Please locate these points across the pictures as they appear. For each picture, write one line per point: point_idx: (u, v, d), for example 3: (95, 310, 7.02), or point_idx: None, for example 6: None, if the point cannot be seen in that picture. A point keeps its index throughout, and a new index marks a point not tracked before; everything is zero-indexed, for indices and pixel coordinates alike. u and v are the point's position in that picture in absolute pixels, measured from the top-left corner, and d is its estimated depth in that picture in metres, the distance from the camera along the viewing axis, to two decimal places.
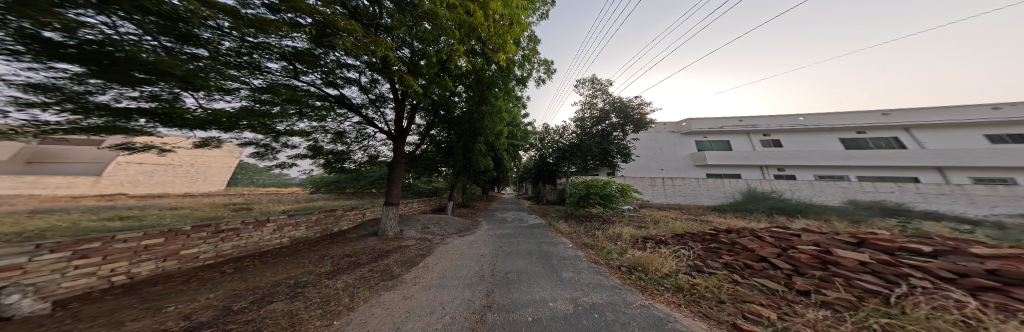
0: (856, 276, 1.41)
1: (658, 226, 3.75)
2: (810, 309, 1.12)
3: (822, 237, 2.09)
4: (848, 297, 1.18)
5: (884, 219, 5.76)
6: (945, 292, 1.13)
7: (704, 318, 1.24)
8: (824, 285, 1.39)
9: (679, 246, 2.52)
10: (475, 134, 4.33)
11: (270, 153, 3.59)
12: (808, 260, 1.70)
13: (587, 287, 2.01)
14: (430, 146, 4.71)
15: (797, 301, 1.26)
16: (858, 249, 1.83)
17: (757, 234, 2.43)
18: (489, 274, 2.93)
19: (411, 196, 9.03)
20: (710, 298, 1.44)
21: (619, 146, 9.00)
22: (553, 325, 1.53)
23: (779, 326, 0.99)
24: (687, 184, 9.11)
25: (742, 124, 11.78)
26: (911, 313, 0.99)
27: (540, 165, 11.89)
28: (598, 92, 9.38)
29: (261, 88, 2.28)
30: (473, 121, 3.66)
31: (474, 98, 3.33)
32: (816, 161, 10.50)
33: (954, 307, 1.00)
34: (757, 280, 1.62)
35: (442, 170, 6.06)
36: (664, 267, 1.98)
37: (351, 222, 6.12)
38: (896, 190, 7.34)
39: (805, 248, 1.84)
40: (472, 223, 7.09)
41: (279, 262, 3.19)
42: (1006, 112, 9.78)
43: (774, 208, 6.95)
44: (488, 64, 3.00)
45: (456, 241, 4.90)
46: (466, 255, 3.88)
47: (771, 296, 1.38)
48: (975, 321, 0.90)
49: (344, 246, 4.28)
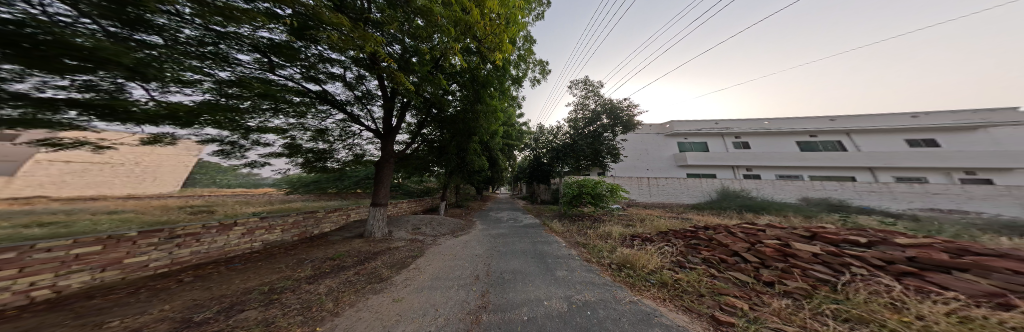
0: (807, 266, 1.65)
1: (645, 224, 3.99)
2: (775, 299, 1.28)
3: (783, 232, 2.36)
4: (805, 286, 1.37)
5: (829, 214, 6.64)
6: (877, 278, 1.35)
7: (687, 311, 1.36)
8: (785, 276, 1.59)
9: (663, 243, 2.70)
10: (470, 134, 4.24)
11: (239, 151, 3.24)
12: (772, 253, 1.93)
13: (580, 285, 2.11)
14: (422, 146, 4.55)
15: (765, 292, 1.43)
16: (811, 242, 2.10)
17: (731, 230, 2.68)
18: (484, 274, 2.95)
19: (400, 196, 8.70)
20: (691, 292, 1.59)
21: (610, 146, 9.33)
22: (548, 324, 1.59)
23: (751, 316, 1.13)
24: (669, 183, 9.74)
25: (717, 127, 12.82)
26: (854, 299, 1.17)
27: (534, 165, 12.03)
28: (590, 93, 9.61)
29: (228, 82, 2.05)
30: (467, 121, 3.61)
31: (468, 97, 3.25)
32: (778, 161, 11.72)
33: (884, 291, 1.20)
34: (730, 273, 1.81)
35: (433, 169, 5.90)
36: (650, 264, 2.12)
37: (334, 224, 5.77)
38: (838, 187, 8.47)
39: (770, 243, 2.07)
40: (465, 223, 7.01)
41: (251, 268, 2.93)
42: (924, 120, 11.55)
43: (743, 205, 7.69)
44: (484, 63, 2.92)
45: (448, 241, 4.83)
46: (460, 256, 3.86)
47: (743, 288, 1.55)
48: (898, 303, 1.09)
49: (327, 250, 4.05)
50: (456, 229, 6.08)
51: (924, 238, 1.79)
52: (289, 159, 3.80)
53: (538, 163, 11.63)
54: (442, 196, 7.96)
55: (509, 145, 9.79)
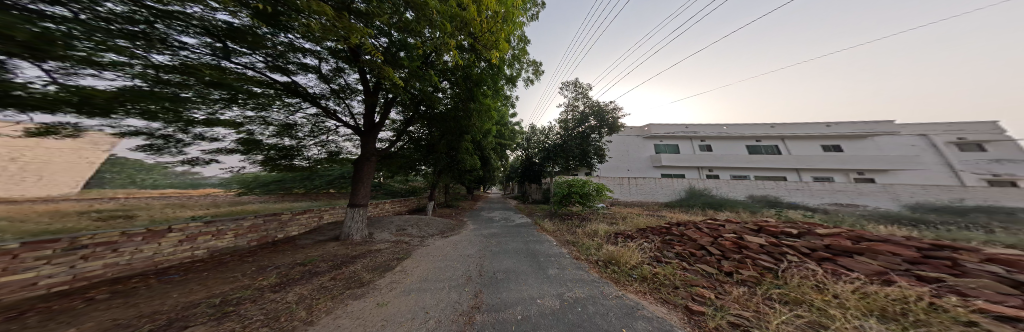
0: (751, 256, 2.03)
1: (627, 221, 4.36)
2: (735, 288, 1.57)
3: (738, 226, 2.78)
4: (756, 275, 1.68)
5: (768, 209, 7.94)
6: (805, 264, 1.71)
7: (665, 303, 1.57)
8: (741, 265, 1.92)
9: (643, 239, 3.00)
10: (462, 132, 4.13)
11: (175, 147, 2.70)
12: (730, 245, 2.29)
13: (570, 282, 2.25)
14: (407, 144, 4.34)
15: (727, 281, 1.72)
16: (758, 234, 2.52)
17: (698, 225, 3.07)
18: (476, 274, 2.97)
19: (382, 195, 8.16)
20: (668, 284, 1.83)
21: (597, 147, 9.83)
22: (541, 321, 1.70)
23: (717, 305, 1.42)
24: (646, 183, 10.67)
25: (686, 130, 14.37)
26: (789, 283, 1.51)
27: (526, 164, 12.52)
28: (579, 95, 9.94)
29: (165, 66, 1.83)
30: (459, 120, 3.53)
31: (459, 95, 3.14)
32: (732, 162, 13.57)
33: (812, 275, 1.55)
34: (698, 265, 2.10)
35: (420, 167, 5.65)
36: (632, 260, 2.35)
37: (302, 226, 5.21)
38: (775, 185, 10.14)
39: (729, 236, 2.44)
40: (454, 223, 6.83)
41: (195, 280, 2.47)
42: (835, 129, 14.31)
43: (705, 203, 8.79)
44: (477, 61, 2.81)
45: (437, 242, 4.71)
46: (451, 256, 3.81)
47: (710, 279, 1.83)
48: (822, 285, 1.44)
49: (296, 254, 3.67)
50: (445, 229, 5.94)
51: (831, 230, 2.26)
52: (245, 157, 3.30)
53: (531, 163, 12.08)
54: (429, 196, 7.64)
55: (501, 144, 9.76)
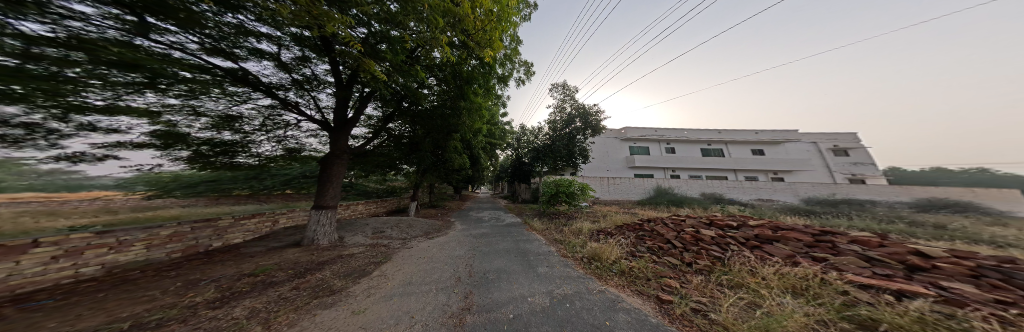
0: (715, 255, 2.46)
1: (607, 219, 4.80)
2: (694, 276, 2.14)
3: (695, 222, 3.34)
4: (708, 265, 2.28)
5: (716, 206, 9.47)
6: (739, 254, 2.40)
7: (640, 295, 1.97)
8: (697, 255, 2.50)
9: (620, 236, 3.36)
10: (451, 130, 4.35)
11: (46, 141, 1.97)
12: (690, 238, 2.87)
13: (560, 280, 2.43)
14: (386, 141, 4.36)
15: (688, 271, 2.26)
16: (709, 228, 3.08)
17: (664, 221, 3.60)
18: (466, 275, 2.98)
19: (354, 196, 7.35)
20: (643, 277, 2.21)
21: (583, 148, 10.40)
22: (533, 320, 1.81)
23: (681, 293, 1.91)
24: (623, 182, 11.74)
25: (655, 134, 16.30)
26: (731, 270, 2.16)
27: (516, 164, 13.06)
28: (568, 97, 10.35)
29: (47, 39, 1.48)
30: (446, 117, 3.74)
31: (446, 91, 3.28)
32: (689, 163, 15.76)
33: (748, 264, 2.20)
34: (667, 258, 2.57)
35: (401, 164, 5.73)
36: (612, 255, 2.66)
37: (248, 233, 4.53)
38: (721, 183, 12.11)
39: (689, 231, 3.02)
40: (438, 224, 6.57)
41: (90, 302, 1.86)
42: (761, 137, 17.72)
43: (669, 202, 10.08)
44: (468, 59, 2.94)
45: (420, 244, 4.50)
46: (438, 257, 3.75)
47: (676, 270, 2.32)
48: (752, 268, 2.15)
49: (244, 264, 3.12)
50: (430, 231, 5.71)
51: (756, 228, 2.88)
52: (165, 153, 2.99)
53: (520, 163, 12.67)
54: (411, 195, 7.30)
55: (491, 143, 9.88)
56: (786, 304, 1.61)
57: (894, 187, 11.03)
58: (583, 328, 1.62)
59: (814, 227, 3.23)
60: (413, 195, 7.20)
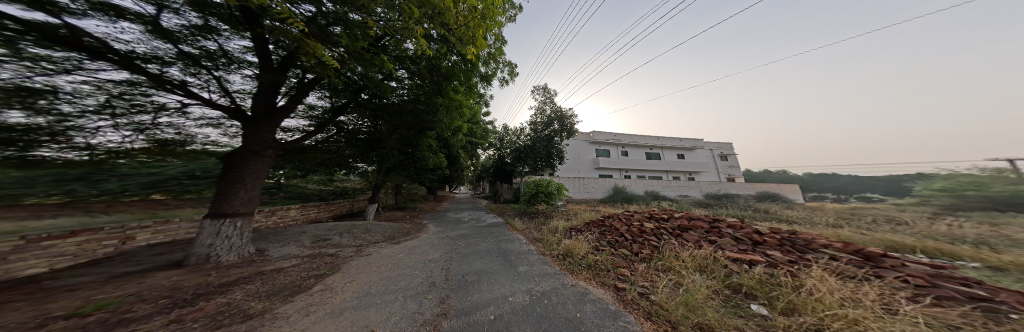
0: (655, 245, 3.20)
1: (578, 216, 5.45)
2: (638, 264, 2.74)
3: (638, 217, 4.29)
4: (648, 254, 2.96)
5: (654, 201, 11.89)
6: (669, 244, 3.18)
7: (601, 285, 2.38)
8: (642, 246, 3.21)
9: (588, 232, 3.95)
10: (425, 128, 5.31)
11: None
12: (636, 231, 3.67)
13: (538, 277, 2.69)
14: (340, 131, 4.71)
15: (636, 260, 2.86)
16: (645, 222, 4.03)
17: (619, 218, 4.41)
18: (442, 280, 2.86)
19: (284, 199, 5.73)
20: (605, 269, 2.67)
21: (560, 150, 11.27)
22: (513, 318, 1.93)
23: (629, 280, 2.42)
24: (589, 183, 13.38)
25: (613, 138, 19.25)
26: (664, 256, 2.89)
27: (499, 164, 14.11)
28: (548, 100, 11.13)
29: None
30: (414, 115, 4.72)
31: (416, 95, 4.34)
32: (637, 164, 19.03)
33: (676, 250, 2.97)
34: (620, 249, 3.18)
35: (356, 162, 5.78)
36: (581, 252, 3.08)
37: (59, 255, 2.80)
38: (661, 183, 15.02)
39: (636, 226, 3.86)
40: (406, 228, 6.01)
41: None
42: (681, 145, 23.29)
43: (623, 200, 12.11)
44: (447, 58, 3.71)
45: (382, 250, 3.98)
46: (406, 262, 3.45)
47: (626, 260, 2.88)
48: (675, 255, 2.89)
49: (56, 298, 1.89)
50: (397, 235, 5.15)
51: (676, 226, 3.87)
52: None
53: (503, 163, 13.84)
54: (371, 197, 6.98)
55: (472, 142, 11.40)
56: (695, 281, 2.28)
57: (750, 185, 16.32)
58: (560, 323, 1.79)
59: (706, 216, 4.63)
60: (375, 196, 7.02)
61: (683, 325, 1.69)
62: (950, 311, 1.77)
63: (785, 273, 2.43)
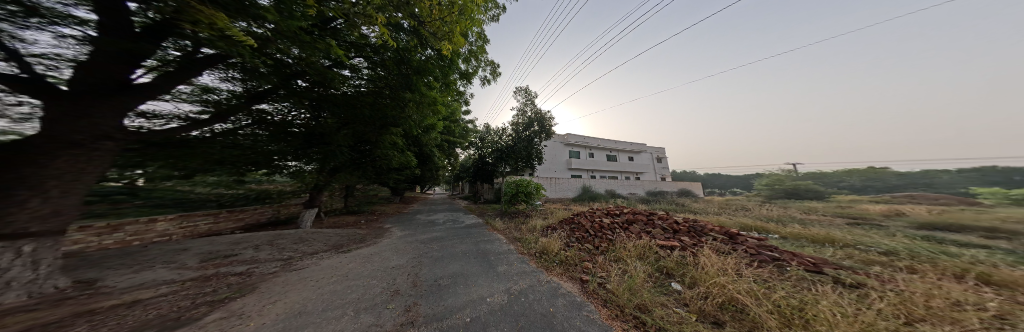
0: (611, 238, 3.79)
1: (553, 215, 5.92)
2: (598, 258, 3.16)
3: (594, 213, 5.16)
4: (605, 247, 3.52)
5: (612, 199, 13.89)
6: (619, 236, 3.87)
7: (570, 279, 2.67)
8: (600, 240, 3.79)
9: (561, 229, 4.46)
10: (388, 124, 5.33)
11: None
12: (596, 227, 4.30)
13: (516, 276, 2.83)
14: (262, 125, 3.81)
15: (597, 252, 3.37)
16: (598, 217, 4.86)
17: (584, 215, 5.04)
18: (408, 286, 2.62)
19: (144, 208, 4.06)
20: (575, 264, 3.01)
21: (538, 150, 12.04)
22: (490, 318, 1.97)
23: (591, 272, 2.80)
24: (561, 182, 14.62)
25: (582, 141, 21.84)
26: (617, 247, 3.50)
27: (480, 164, 14.21)
28: (529, 102, 12.09)
29: None
30: (374, 110, 4.51)
31: (376, 90, 4.11)
32: (600, 165, 21.73)
33: (624, 242, 3.62)
34: (582, 244, 3.67)
35: (284, 159, 4.76)
36: (555, 249, 3.39)
37: None
38: (618, 183, 17.54)
39: (597, 222, 4.51)
40: (359, 235, 5.21)
41: None
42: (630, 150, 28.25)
43: (590, 198, 13.74)
44: (420, 52, 3.89)
45: (326, 261, 3.34)
46: (358, 270, 3.03)
47: (590, 254, 3.33)
48: (626, 247, 3.49)
49: None
50: (349, 242, 4.48)
51: (619, 219, 4.82)
52: None
53: (484, 163, 13.94)
54: (310, 199, 6.45)
55: (449, 141, 12.86)
56: (634, 267, 2.86)
57: (675, 184, 20.99)
58: (537, 320, 1.94)
59: (646, 210, 5.78)
60: (314, 199, 6.54)
61: (630, 308, 2.09)
62: (765, 271, 2.88)
63: (693, 254, 3.35)
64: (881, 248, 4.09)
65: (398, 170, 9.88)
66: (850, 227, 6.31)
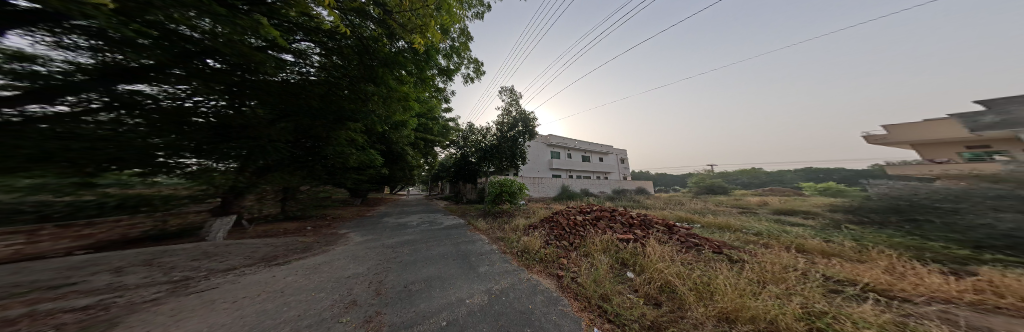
0: (582, 235, 4.18)
1: (536, 214, 6.20)
2: (572, 255, 3.42)
3: (567, 212, 5.62)
4: (575, 243, 3.88)
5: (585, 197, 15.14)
6: (586, 231, 4.35)
7: (549, 276, 2.85)
8: (570, 237, 4.17)
9: (542, 228, 4.74)
10: (344, 117, 4.82)
11: None
12: (565, 224, 4.71)
13: (498, 276, 2.85)
14: (128, 113, 2.10)
15: (571, 248, 3.70)
16: (569, 215, 5.33)
17: (561, 213, 5.43)
18: (376, 294, 2.35)
19: None
20: (552, 260, 3.23)
21: (521, 149, 12.25)
22: (468, 319, 1.93)
23: (568, 268, 3.02)
24: (540, 182, 15.25)
25: (561, 142, 23.06)
26: (586, 242, 3.90)
27: (462, 163, 13.81)
28: (514, 102, 12.19)
29: None
30: (323, 100, 3.93)
31: (329, 80, 3.68)
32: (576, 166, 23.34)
33: (592, 237, 4.05)
34: (557, 242, 3.95)
35: (181, 156, 2.94)
36: (536, 247, 3.58)
37: None
38: (591, 183, 19.24)
39: (567, 219, 4.98)
40: (299, 243, 4.38)
41: None
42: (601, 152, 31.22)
43: (566, 197, 14.75)
44: (392, 43, 3.65)
45: (258, 275, 2.67)
46: (297, 283, 2.41)
47: (564, 249, 3.64)
48: (591, 241, 3.91)
49: None
50: (290, 251, 3.82)
51: (586, 216, 5.38)
52: None
53: (466, 162, 13.61)
54: (225, 203, 4.98)
55: (424, 138, 11.99)
56: (597, 260, 3.22)
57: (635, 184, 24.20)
58: (516, 317, 1.98)
59: (609, 208, 6.55)
60: (233, 205, 5.09)
61: (595, 299, 2.35)
62: (688, 254, 3.66)
63: (642, 244, 3.99)
64: (755, 230, 5.67)
65: (357, 170, 8.78)
66: (744, 215, 8.55)
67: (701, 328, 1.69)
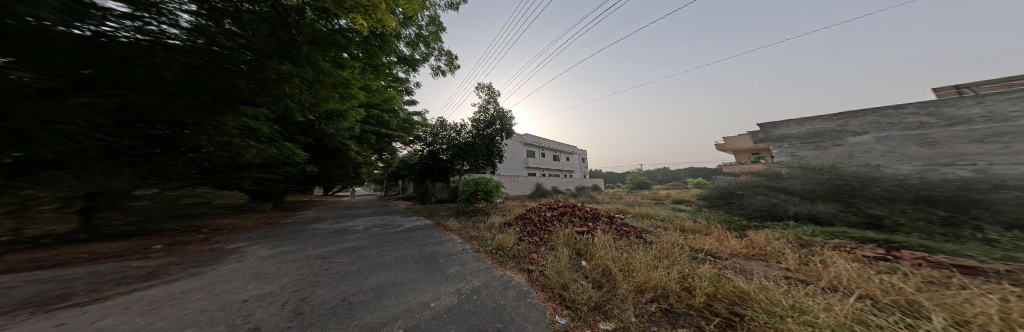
0: (550, 229, 4.54)
1: (511, 211, 6.35)
2: (541, 249, 3.68)
3: (539, 208, 5.97)
4: (540, 237, 4.19)
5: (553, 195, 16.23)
6: (550, 226, 4.76)
7: (519, 270, 3.00)
8: (539, 232, 4.48)
9: (515, 225, 4.92)
10: (230, 102, 3.23)
11: None
12: (536, 220, 4.97)
13: (470, 275, 2.78)
14: None
15: (537, 242, 3.97)
16: (535, 211, 5.67)
17: (532, 211, 5.67)
18: (303, 312, 1.87)
19: None
20: (522, 255, 3.39)
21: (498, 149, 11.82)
22: (433, 322, 1.79)
23: (535, 261, 3.25)
24: (513, 180, 15.40)
25: (535, 141, 23.76)
26: (552, 236, 4.25)
27: (431, 162, 12.67)
28: (493, 100, 11.61)
29: None
30: (186, 73, 2.24)
31: (210, 51, 2.21)
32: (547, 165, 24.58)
33: (557, 231, 4.46)
34: (527, 238, 4.13)
35: None
36: (508, 244, 3.67)
37: None
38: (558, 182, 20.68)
39: (535, 216, 5.29)
40: (138, 270, 2.93)
41: None
42: None
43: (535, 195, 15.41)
44: (326, 19, 2.80)
45: (75, 311, 1.66)
46: (136, 325, 1.49)
47: (534, 244, 3.87)
48: (552, 235, 4.31)
49: None
50: (117, 281, 2.51)
51: (547, 210, 5.87)
52: None
53: (435, 158, 12.44)
54: None
55: (377, 132, 10.17)
56: (561, 253, 3.56)
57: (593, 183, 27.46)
58: (488, 314, 1.98)
59: (570, 203, 7.28)
60: None
61: (557, 289, 2.59)
62: (625, 241, 4.51)
63: (593, 234, 4.63)
64: (661, 216, 7.54)
65: (264, 168, 6.64)
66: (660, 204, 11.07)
67: (626, 301, 2.09)
